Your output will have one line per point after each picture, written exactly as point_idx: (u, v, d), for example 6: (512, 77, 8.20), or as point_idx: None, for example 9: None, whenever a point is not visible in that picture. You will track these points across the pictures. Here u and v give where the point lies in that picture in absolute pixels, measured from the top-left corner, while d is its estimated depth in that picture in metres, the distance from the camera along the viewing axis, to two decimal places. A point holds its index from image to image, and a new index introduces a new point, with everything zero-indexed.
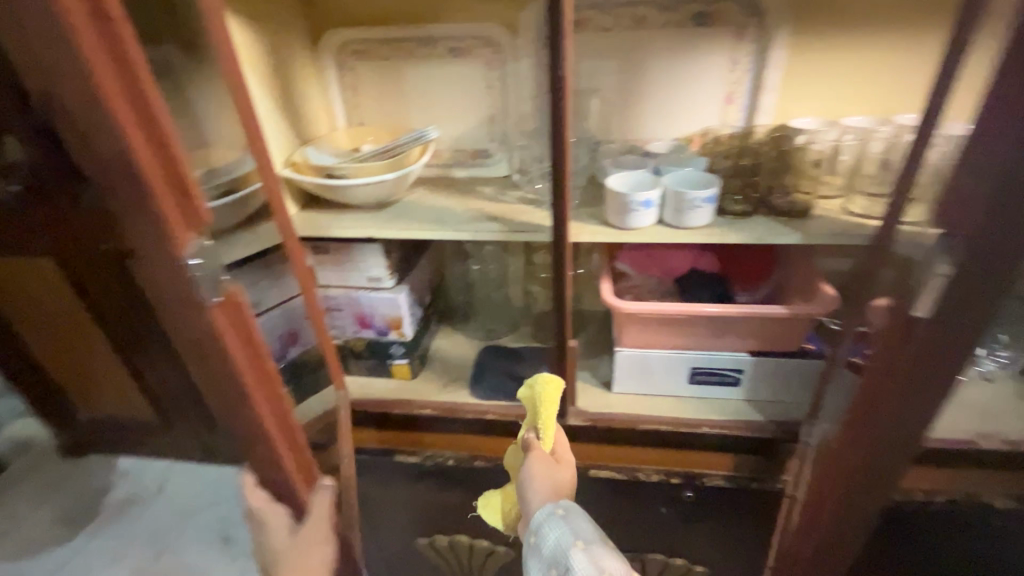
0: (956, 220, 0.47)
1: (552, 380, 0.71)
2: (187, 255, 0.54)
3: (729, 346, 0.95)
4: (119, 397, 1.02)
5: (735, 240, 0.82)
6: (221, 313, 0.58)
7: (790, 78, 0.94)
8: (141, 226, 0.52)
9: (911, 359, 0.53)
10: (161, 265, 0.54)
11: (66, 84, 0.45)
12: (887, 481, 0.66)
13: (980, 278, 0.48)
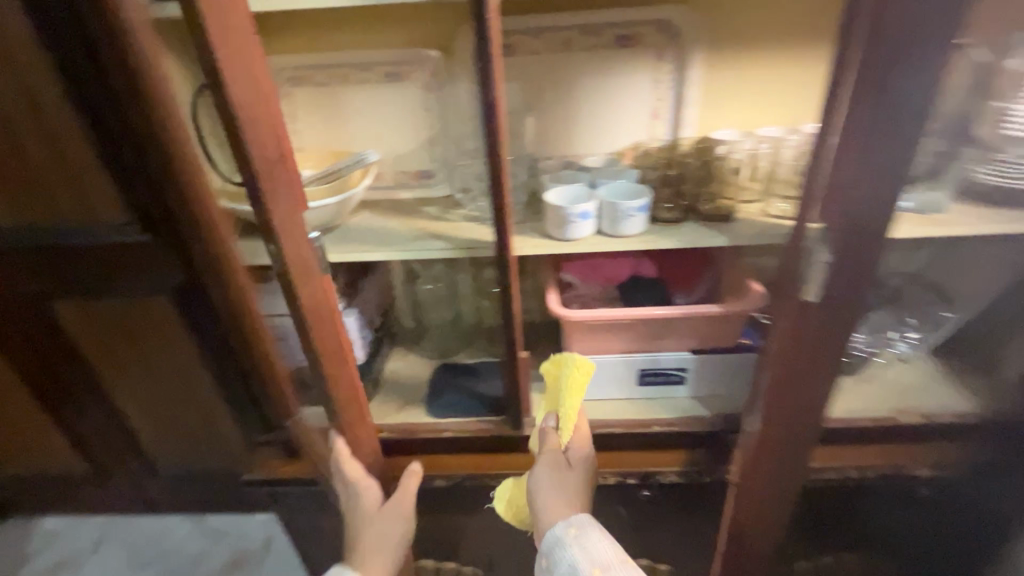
0: (831, 213, 0.55)
1: (584, 364, 0.80)
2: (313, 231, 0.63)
3: (672, 346, 0.99)
4: (160, 431, 1.07)
5: (668, 246, 0.87)
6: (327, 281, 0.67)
7: (708, 93, 1.01)
8: (281, 211, 0.57)
9: (808, 337, 0.62)
10: (297, 244, 0.61)
11: (241, 85, 0.51)
12: (801, 449, 0.75)
13: (849, 262, 0.57)
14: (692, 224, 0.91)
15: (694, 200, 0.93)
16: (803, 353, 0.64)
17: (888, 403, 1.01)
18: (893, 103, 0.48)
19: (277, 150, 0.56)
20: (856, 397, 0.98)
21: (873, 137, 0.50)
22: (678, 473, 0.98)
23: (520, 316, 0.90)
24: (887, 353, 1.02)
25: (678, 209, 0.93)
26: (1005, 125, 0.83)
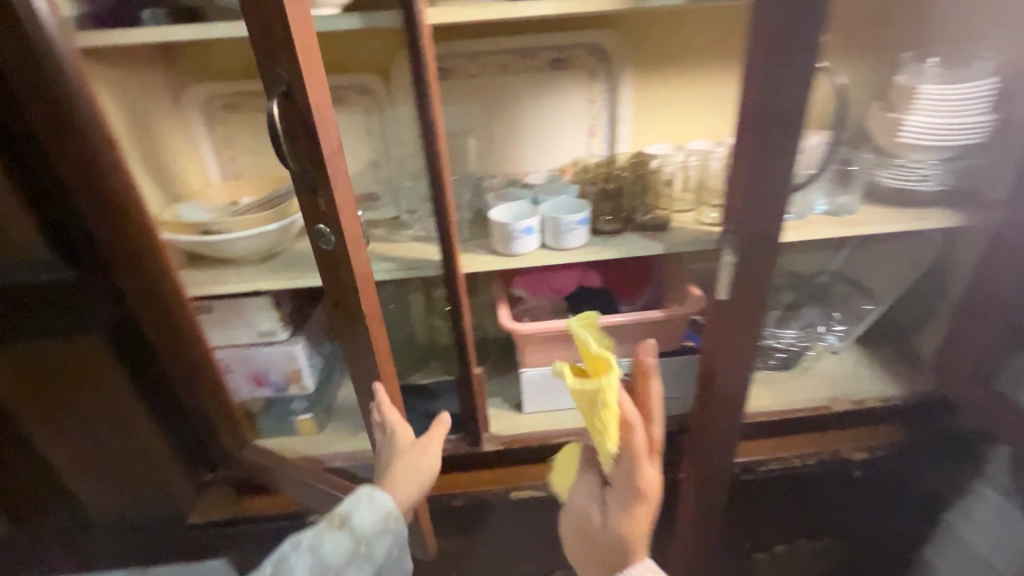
0: (735, 218, 0.62)
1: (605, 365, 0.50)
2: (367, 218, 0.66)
3: (621, 352, 1.03)
4: (86, 482, 0.99)
5: (609, 256, 0.90)
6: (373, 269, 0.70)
7: (639, 111, 1.07)
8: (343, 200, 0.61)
9: (729, 335, 0.69)
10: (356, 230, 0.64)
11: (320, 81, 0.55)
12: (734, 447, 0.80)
13: (756, 260, 0.63)
14: (631, 235, 0.94)
15: (631, 211, 0.98)
16: (730, 345, 0.69)
17: (820, 393, 1.08)
18: (775, 122, 0.56)
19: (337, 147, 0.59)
20: (788, 390, 1.09)
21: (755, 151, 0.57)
22: None
23: (471, 333, 0.91)
24: (818, 346, 1.14)
25: (617, 221, 0.97)
26: (902, 131, 0.91)
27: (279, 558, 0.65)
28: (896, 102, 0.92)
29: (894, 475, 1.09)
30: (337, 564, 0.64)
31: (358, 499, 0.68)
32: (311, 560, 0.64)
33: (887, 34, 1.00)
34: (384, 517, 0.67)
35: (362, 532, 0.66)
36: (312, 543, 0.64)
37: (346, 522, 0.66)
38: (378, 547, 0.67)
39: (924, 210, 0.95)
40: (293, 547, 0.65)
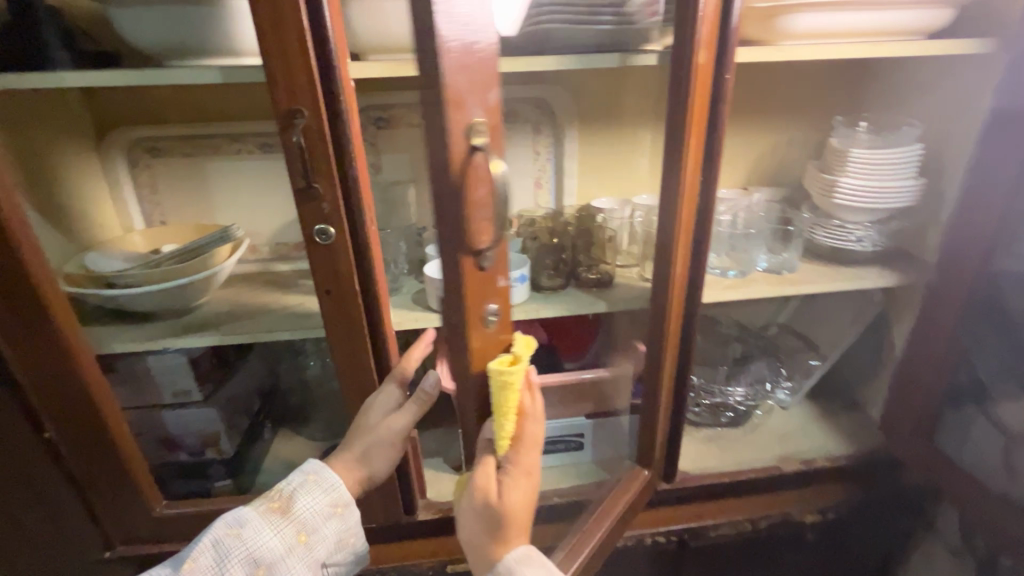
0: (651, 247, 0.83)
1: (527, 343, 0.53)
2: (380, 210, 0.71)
3: (567, 412, 0.99)
4: None
5: (549, 314, 0.87)
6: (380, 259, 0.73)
7: (584, 165, 1.07)
8: (359, 184, 0.67)
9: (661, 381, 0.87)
10: (365, 213, 0.69)
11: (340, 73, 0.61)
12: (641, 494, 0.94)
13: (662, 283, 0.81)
14: (573, 290, 0.93)
15: (573, 267, 0.97)
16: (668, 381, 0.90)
17: (770, 451, 1.05)
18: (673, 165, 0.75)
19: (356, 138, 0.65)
20: (736, 448, 1.06)
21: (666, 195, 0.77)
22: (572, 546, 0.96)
23: None
24: (766, 405, 1.12)
25: (558, 276, 0.95)
26: (835, 194, 0.92)
27: (203, 544, 0.65)
28: (830, 164, 0.94)
29: (847, 541, 1.04)
30: (269, 552, 0.66)
31: (305, 480, 0.72)
32: (239, 548, 0.65)
33: (820, 98, 1.04)
34: (330, 505, 0.71)
35: (301, 518, 0.69)
36: (242, 532, 0.66)
37: (286, 508, 0.69)
38: (316, 534, 0.70)
39: (861, 269, 0.95)
40: (221, 535, 0.65)
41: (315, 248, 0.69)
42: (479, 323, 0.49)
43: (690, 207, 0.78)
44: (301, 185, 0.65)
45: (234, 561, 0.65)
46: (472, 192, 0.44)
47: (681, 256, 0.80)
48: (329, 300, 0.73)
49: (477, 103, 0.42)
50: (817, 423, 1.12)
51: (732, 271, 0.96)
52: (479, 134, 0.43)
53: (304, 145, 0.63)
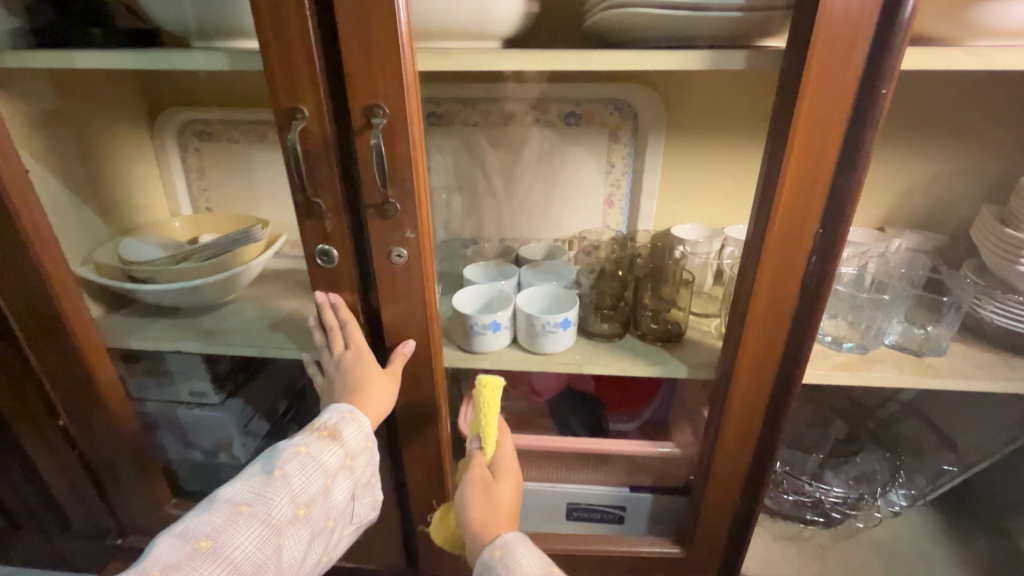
0: (735, 304, 0.64)
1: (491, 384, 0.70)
2: (406, 216, 0.56)
3: (606, 479, 0.84)
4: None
5: (595, 371, 0.72)
6: (400, 273, 0.60)
7: (668, 183, 0.88)
8: (376, 183, 0.55)
9: (718, 463, 0.72)
10: (382, 220, 0.57)
11: (367, 56, 0.50)
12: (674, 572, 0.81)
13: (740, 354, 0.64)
14: (631, 340, 0.76)
15: (638, 311, 0.79)
16: (732, 467, 0.72)
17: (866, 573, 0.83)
18: (779, 204, 0.56)
19: (378, 130, 0.52)
20: (820, 558, 0.84)
21: (758, 237, 0.59)
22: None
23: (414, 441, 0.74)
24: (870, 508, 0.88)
25: (616, 320, 0.78)
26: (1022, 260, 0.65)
27: (281, 457, 0.55)
28: (1020, 215, 0.67)
29: None
30: (330, 479, 0.57)
31: (341, 417, 0.59)
32: (307, 473, 0.55)
33: (1016, 118, 0.75)
34: (368, 439, 0.61)
35: (356, 447, 0.60)
36: (311, 452, 0.57)
37: (336, 438, 0.59)
38: (365, 463, 0.61)
39: None
40: (292, 452, 0.56)
41: (318, 264, 0.60)
42: (383, 262, 0.59)
43: (795, 264, 0.59)
44: (299, 194, 0.56)
45: (311, 480, 0.55)
46: (363, 162, 0.54)
47: (768, 324, 0.62)
48: (331, 299, 0.62)
49: (380, 92, 0.51)
50: (939, 544, 0.86)
51: (848, 343, 0.72)
52: (376, 118, 0.52)
53: (298, 153, 0.53)
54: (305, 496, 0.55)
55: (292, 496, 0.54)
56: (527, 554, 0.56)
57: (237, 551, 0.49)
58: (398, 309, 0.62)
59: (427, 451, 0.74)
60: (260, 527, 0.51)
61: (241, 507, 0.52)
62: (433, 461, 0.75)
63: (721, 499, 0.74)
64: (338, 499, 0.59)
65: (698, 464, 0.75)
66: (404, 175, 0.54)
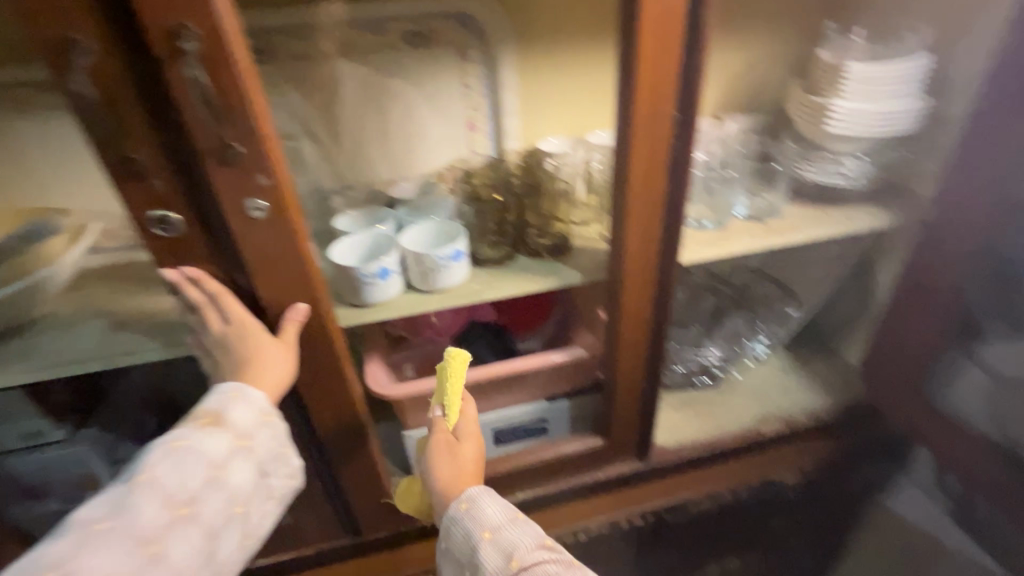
0: (614, 202, 0.66)
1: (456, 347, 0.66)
2: (254, 158, 0.48)
3: (526, 397, 0.86)
4: None
5: (496, 296, 0.72)
6: (263, 227, 0.52)
7: (527, 99, 0.87)
8: (206, 123, 0.45)
9: (621, 353, 0.77)
10: (224, 166, 0.48)
11: None
12: (599, 457, 0.89)
13: (624, 249, 0.68)
14: (524, 261, 0.77)
15: (524, 231, 0.78)
16: (634, 354, 0.78)
17: (747, 413, 0.98)
18: (638, 94, 0.58)
19: (192, 56, 0.43)
20: (713, 413, 0.98)
21: (624, 130, 0.61)
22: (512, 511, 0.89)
23: (323, 414, 0.68)
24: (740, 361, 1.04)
25: (504, 243, 0.78)
26: (830, 122, 0.76)
27: (151, 458, 0.49)
28: (822, 83, 0.78)
29: (818, 492, 1.03)
30: (218, 466, 0.51)
31: (225, 399, 0.54)
32: (186, 465, 0.50)
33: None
34: (264, 414, 0.56)
35: (246, 427, 0.54)
36: (188, 444, 0.51)
37: (219, 422, 0.53)
38: (266, 439, 0.56)
39: (850, 208, 0.82)
40: (164, 448, 0.50)
41: (156, 229, 0.51)
42: (240, 220, 0.51)
43: (660, 155, 0.62)
44: (109, 145, 0.46)
45: (190, 476, 0.50)
46: (182, 98, 0.44)
47: (642, 217, 0.66)
48: (184, 273, 0.53)
49: (182, 5, 0.41)
50: (794, 374, 1.05)
51: (708, 222, 0.80)
52: (186, 41, 0.42)
53: (93, 92, 0.43)
54: (186, 494, 0.49)
55: (169, 498, 0.48)
56: (494, 506, 0.58)
57: (101, 569, 0.43)
58: (270, 270, 0.55)
59: (341, 417, 0.69)
60: (128, 537, 0.45)
61: (108, 520, 0.46)
62: (351, 428, 0.70)
63: (629, 384, 0.81)
64: (238, 483, 0.53)
65: (604, 360, 0.80)
66: (239, 109, 0.46)
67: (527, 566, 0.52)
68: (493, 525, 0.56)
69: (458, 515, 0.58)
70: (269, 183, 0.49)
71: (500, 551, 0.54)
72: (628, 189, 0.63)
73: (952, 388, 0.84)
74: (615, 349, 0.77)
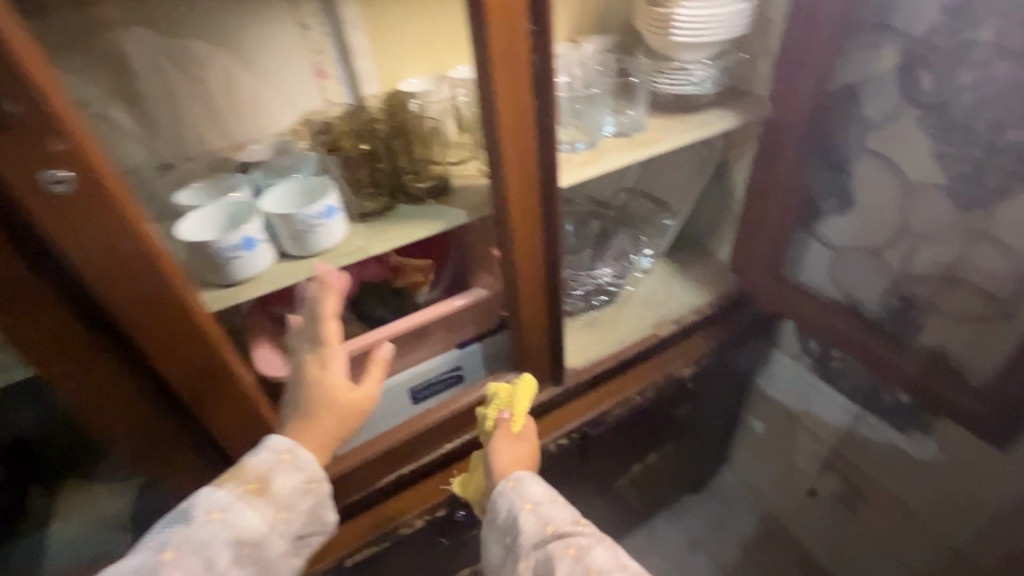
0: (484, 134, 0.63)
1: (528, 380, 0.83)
2: (37, 115, 0.40)
3: (435, 349, 0.85)
4: None
5: (382, 248, 0.68)
6: (77, 203, 0.44)
7: (378, 35, 0.80)
8: None
9: (522, 287, 0.77)
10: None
11: None
12: None
13: (504, 183, 0.66)
14: (405, 209, 0.72)
15: (399, 179, 0.74)
16: (535, 285, 0.78)
17: (645, 322, 1.05)
18: (485, 10, 0.54)
19: None
20: (614, 329, 1.04)
21: (478, 53, 0.57)
22: (445, 462, 0.88)
23: (212, 411, 0.60)
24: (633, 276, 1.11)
25: (381, 195, 0.73)
26: (674, 30, 0.79)
27: (200, 511, 0.53)
28: None
29: (712, 377, 1.14)
30: (252, 538, 0.54)
31: (277, 459, 0.58)
32: (220, 537, 0.53)
33: None
34: (308, 480, 0.59)
35: (287, 497, 0.58)
36: (227, 515, 0.53)
37: (264, 488, 0.57)
38: (303, 507, 0.59)
39: (702, 114, 0.88)
40: (203, 516, 0.53)
41: None
42: (41, 197, 0.42)
43: (523, 78, 0.59)
44: None
45: (231, 539, 0.53)
46: None
47: (516, 145, 0.63)
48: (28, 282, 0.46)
49: None
50: (678, 279, 1.14)
51: (582, 144, 0.82)
52: None
53: None
54: (215, 567, 0.52)
55: (212, 553, 0.52)
56: (539, 488, 0.67)
57: None
58: (102, 254, 0.46)
59: (235, 410, 0.62)
60: None
61: (162, 556, 0.51)
62: (248, 422, 0.63)
63: (535, 315, 0.82)
64: (271, 551, 0.56)
65: (507, 297, 0.80)
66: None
67: (563, 534, 0.61)
68: (535, 498, 0.66)
69: (505, 487, 0.68)
70: (66, 146, 0.41)
71: (540, 519, 0.63)
72: (496, 117, 0.60)
73: (801, 258, 1.03)
74: (516, 284, 0.76)
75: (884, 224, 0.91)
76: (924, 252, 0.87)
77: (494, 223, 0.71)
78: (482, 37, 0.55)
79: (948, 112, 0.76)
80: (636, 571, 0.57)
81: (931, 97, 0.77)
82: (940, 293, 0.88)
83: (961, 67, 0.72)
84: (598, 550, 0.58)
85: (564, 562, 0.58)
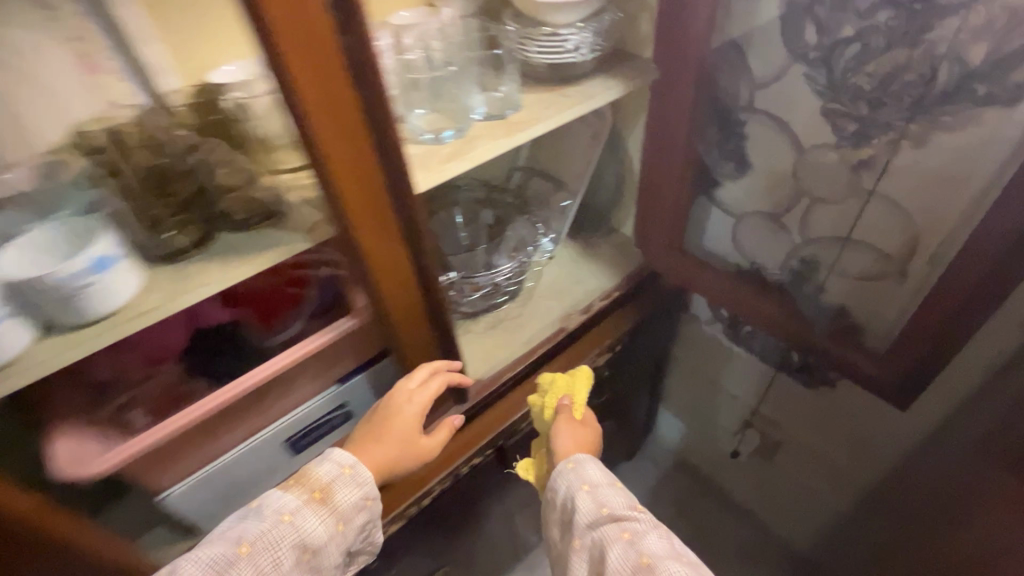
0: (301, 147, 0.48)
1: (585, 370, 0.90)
2: None
3: (308, 392, 0.72)
4: None
5: (192, 298, 0.53)
6: None
7: (164, 11, 0.61)
8: None
9: (394, 314, 0.65)
10: None
11: None
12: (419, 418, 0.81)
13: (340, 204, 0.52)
14: (225, 240, 0.58)
15: (216, 202, 0.59)
16: (409, 308, 0.66)
17: (553, 315, 0.97)
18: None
19: None
20: (519, 326, 0.96)
21: (262, 44, 0.42)
22: None
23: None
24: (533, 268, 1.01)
25: (191, 223, 0.58)
26: None
27: (271, 512, 0.62)
28: None
29: (628, 357, 1.10)
30: (313, 545, 0.63)
31: (340, 473, 0.67)
32: (288, 538, 0.61)
33: None
34: (365, 498, 0.68)
35: (345, 510, 0.66)
36: (294, 518, 0.62)
37: (327, 499, 0.65)
38: (359, 522, 0.68)
39: (583, 85, 0.78)
40: (276, 518, 0.61)
41: None
42: None
43: (336, 66, 0.44)
44: None
45: (295, 543, 0.61)
46: None
47: (349, 160, 0.49)
48: None
49: None
50: (584, 261, 1.07)
51: (448, 132, 0.68)
52: None
53: None
54: (280, 566, 0.60)
55: (279, 552, 0.60)
56: (594, 472, 0.76)
57: None
58: None
59: (17, 546, 0.47)
60: None
61: (239, 550, 0.59)
62: (39, 552, 0.48)
63: (419, 339, 0.71)
64: (325, 559, 0.64)
65: (382, 325, 0.67)
66: None
67: (618, 518, 0.70)
68: (592, 480, 0.75)
69: (566, 470, 0.77)
70: None
71: (596, 501, 0.72)
72: (308, 125, 0.46)
73: (706, 219, 1.00)
74: (387, 311, 0.64)
75: (784, 185, 0.87)
76: (820, 213, 0.84)
77: (344, 248, 0.58)
78: (261, 22, 0.40)
79: (835, 66, 0.70)
80: (688, 558, 0.66)
81: (817, 49, 0.71)
82: (839, 253, 0.85)
83: (845, 18, 0.66)
84: (652, 536, 0.67)
85: (620, 544, 0.67)
